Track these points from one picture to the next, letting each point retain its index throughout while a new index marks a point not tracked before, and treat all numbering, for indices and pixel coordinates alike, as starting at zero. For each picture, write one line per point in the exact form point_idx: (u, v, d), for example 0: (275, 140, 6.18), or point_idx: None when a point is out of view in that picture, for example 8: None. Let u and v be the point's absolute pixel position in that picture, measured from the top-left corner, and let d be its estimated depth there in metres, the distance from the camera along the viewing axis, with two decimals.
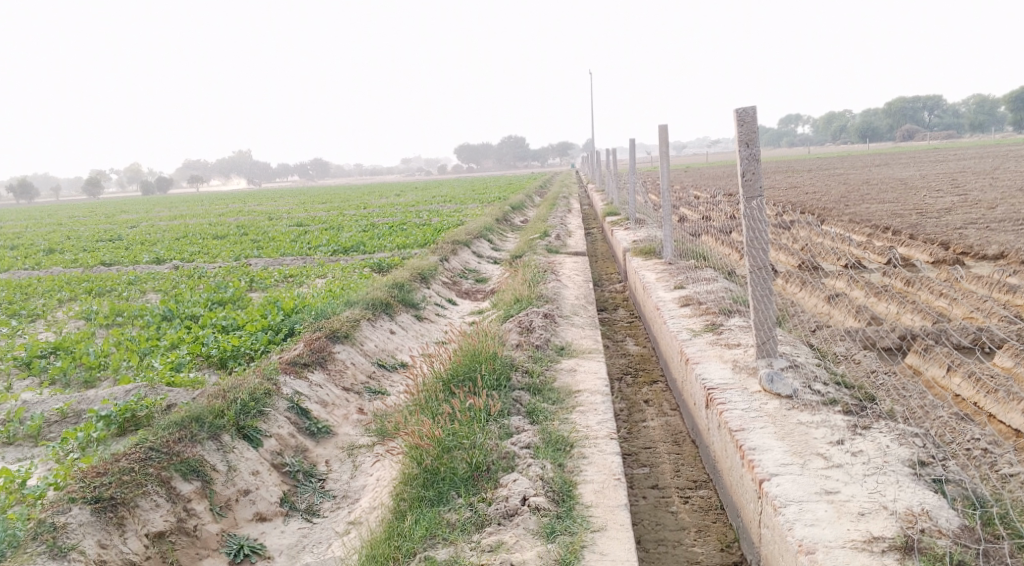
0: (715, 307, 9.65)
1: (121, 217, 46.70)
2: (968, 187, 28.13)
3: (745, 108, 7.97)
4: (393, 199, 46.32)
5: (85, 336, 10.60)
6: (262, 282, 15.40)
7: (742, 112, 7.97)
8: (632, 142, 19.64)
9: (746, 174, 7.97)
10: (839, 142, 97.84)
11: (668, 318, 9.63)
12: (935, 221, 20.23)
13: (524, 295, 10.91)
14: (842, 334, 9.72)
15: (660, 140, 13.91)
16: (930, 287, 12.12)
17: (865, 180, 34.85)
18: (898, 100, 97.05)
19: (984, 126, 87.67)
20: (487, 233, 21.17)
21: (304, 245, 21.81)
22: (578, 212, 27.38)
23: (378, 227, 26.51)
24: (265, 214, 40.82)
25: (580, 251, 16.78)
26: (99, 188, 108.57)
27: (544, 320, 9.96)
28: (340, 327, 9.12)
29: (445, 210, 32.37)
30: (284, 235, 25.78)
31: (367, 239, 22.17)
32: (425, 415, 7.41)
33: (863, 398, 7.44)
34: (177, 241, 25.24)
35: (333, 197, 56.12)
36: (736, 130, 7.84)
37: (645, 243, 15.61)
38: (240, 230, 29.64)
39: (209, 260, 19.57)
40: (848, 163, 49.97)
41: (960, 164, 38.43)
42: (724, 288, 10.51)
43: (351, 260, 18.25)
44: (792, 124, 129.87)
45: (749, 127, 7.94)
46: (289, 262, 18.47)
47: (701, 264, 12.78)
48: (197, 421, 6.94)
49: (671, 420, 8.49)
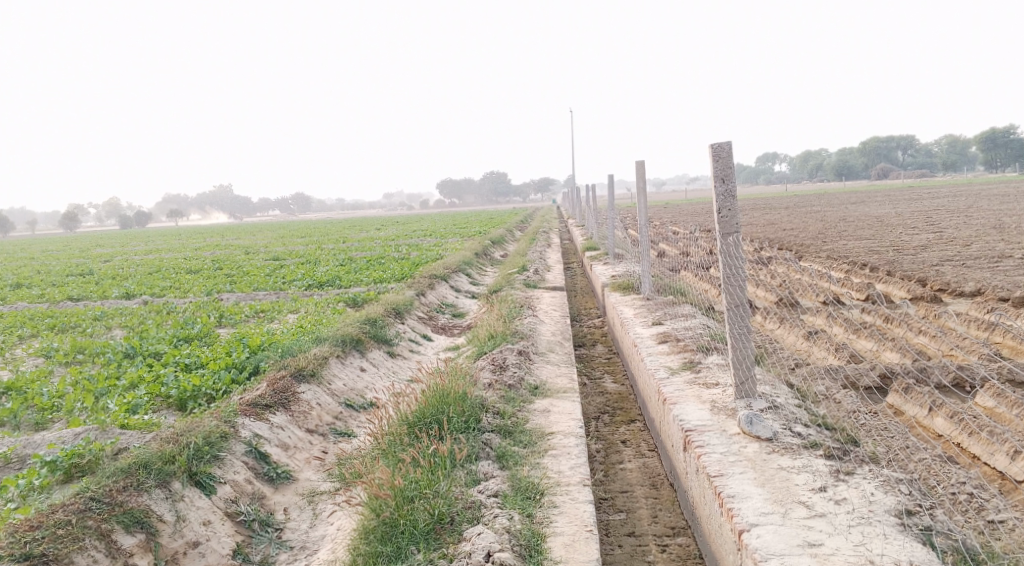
0: (693, 344, 9.40)
1: (96, 251, 46.16)
2: (944, 223, 28.23)
3: (720, 143, 7.79)
4: (371, 233, 46.06)
5: (41, 375, 10.23)
6: (231, 318, 15.05)
7: (717, 147, 7.79)
8: (609, 177, 19.52)
9: (722, 210, 7.79)
10: (816, 180, 98.78)
11: (645, 355, 9.36)
12: (912, 258, 20.19)
13: (498, 332, 10.63)
14: (822, 372, 9.49)
15: (637, 174, 13.76)
16: (910, 323, 11.94)
17: (842, 216, 34.96)
18: (872, 138, 98.22)
19: (957, 165, 88.84)
20: (464, 267, 20.92)
21: (278, 279, 21.48)
22: (557, 246, 27.22)
23: (355, 261, 26.22)
24: (242, 247, 40.46)
25: (557, 286, 16.56)
26: (76, 222, 107.78)
27: (517, 358, 9.68)
28: (306, 366, 8.80)
29: (423, 244, 32.13)
30: (258, 269, 25.43)
31: (342, 274, 21.87)
32: (388, 462, 7.08)
33: (846, 441, 7.18)
34: (149, 276, 24.84)
35: (312, 231, 55.80)
36: (711, 166, 7.65)
37: (623, 278, 15.40)
38: (215, 264, 29.26)
39: (179, 295, 19.20)
40: (824, 200, 50.29)
41: (935, 201, 38.68)
42: (702, 325, 10.28)
43: (325, 295, 17.93)
44: (769, 161, 131.18)
45: (724, 162, 7.75)
46: (262, 297, 18.13)
47: (679, 300, 12.56)
48: (144, 467, 6.61)
49: (648, 462, 8.19)
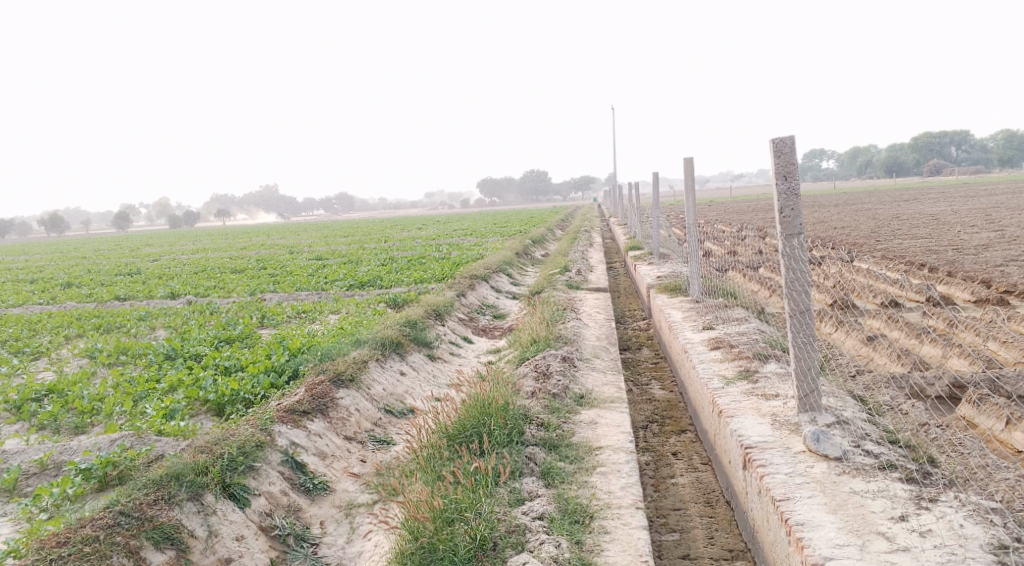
0: (748, 351, 9.00)
1: (144, 250, 46.81)
2: (1003, 222, 27.29)
3: (782, 137, 7.39)
4: (414, 232, 46.07)
5: (82, 376, 10.14)
6: (273, 319, 14.94)
7: (779, 142, 7.39)
8: (655, 175, 19.11)
9: (784, 210, 7.39)
10: (865, 177, 96.89)
11: (697, 361, 8.99)
12: (971, 258, 19.47)
13: (542, 337, 10.32)
14: (885, 381, 9.07)
15: (686, 172, 13.36)
16: (975, 329, 11.41)
17: (894, 215, 34.07)
18: (924, 134, 96.04)
19: (1012, 161, 86.50)
20: (507, 267, 20.64)
21: (320, 279, 21.38)
22: (601, 246, 26.82)
23: (397, 261, 26.08)
24: (286, 247, 40.75)
25: (602, 287, 16.20)
26: (127, 223, 109.75)
27: (563, 364, 9.35)
28: (345, 370, 8.57)
29: (465, 243, 31.90)
30: (302, 269, 25.39)
31: (384, 274, 21.73)
32: (429, 479, 6.82)
33: (921, 461, 6.76)
34: (194, 275, 24.93)
35: (355, 230, 55.97)
36: (773, 162, 7.28)
37: (671, 279, 15.00)
38: (258, 264, 29.34)
39: (223, 295, 19.16)
40: (874, 197, 49.16)
41: (992, 199, 37.49)
42: (757, 330, 9.86)
43: (368, 295, 17.76)
44: (817, 158, 129.08)
45: (786, 158, 7.36)
46: (304, 297, 18.02)
47: (730, 303, 12.15)
48: (176, 479, 6.43)
49: (702, 477, 7.82)
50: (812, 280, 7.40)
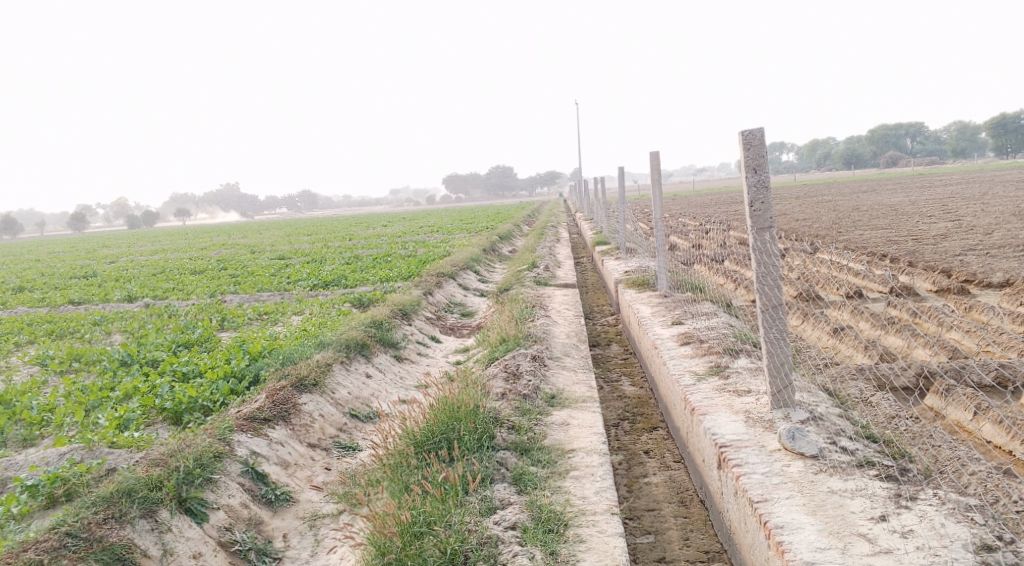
0: (719, 345, 8.89)
1: (102, 253, 45.90)
2: (961, 211, 27.64)
3: (751, 130, 7.26)
4: (378, 229, 45.70)
5: (33, 386, 9.76)
6: (233, 322, 14.59)
7: (748, 135, 7.26)
8: (619, 170, 19.00)
9: (754, 203, 7.29)
10: (824, 169, 98.03)
11: (668, 357, 8.86)
12: (932, 248, 19.62)
13: (510, 335, 10.13)
14: (853, 372, 9.00)
15: (651, 166, 13.24)
16: (940, 319, 11.43)
17: (854, 206, 34.36)
18: (880, 127, 97.34)
19: (967, 152, 87.96)
20: (472, 264, 20.43)
21: (282, 279, 21.02)
22: (566, 241, 26.72)
23: (361, 259, 25.74)
24: (249, 247, 40.22)
25: (569, 282, 16.06)
26: (84, 224, 107.79)
27: (532, 364, 9.17)
28: (308, 374, 8.31)
29: (430, 240, 31.64)
30: (264, 269, 24.97)
31: (348, 273, 21.41)
32: (398, 490, 6.61)
33: (897, 459, 6.70)
34: (152, 278, 24.38)
35: (318, 228, 55.37)
36: (742, 154, 7.15)
37: (638, 274, 14.90)
38: (219, 264, 28.83)
39: (182, 297, 18.72)
40: (835, 189, 49.65)
41: (948, 189, 38.01)
42: (726, 324, 9.76)
43: (331, 295, 17.46)
44: (776, 151, 130.37)
45: (756, 150, 7.24)
46: (266, 298, 17.68)
47: (698, 297, 12.05)
48: (128, 495, 6.16)
49: (675, 476, 7.69)
50: (783, 273, 7.30)
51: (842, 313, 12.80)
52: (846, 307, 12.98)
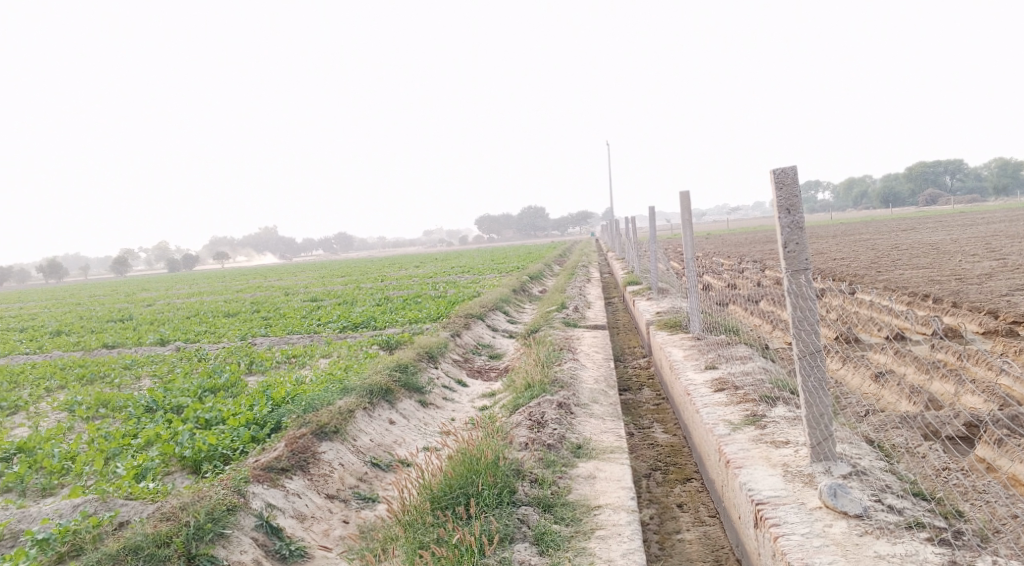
0: (754, 393, 8.55)
1: (140, 295, 46.50)
2: (1005, 250, 26.91)
3: (783, 168, 6.99)
4: (410, 270, 45.77)
5: (56, 432, 9.68)
6: (261, 366, 14.48)
7: (780, 175, 6.99)
8: (651, 209, 18.75)
9: (789, 244, 7.02)
10: (862, 207, 96.89)
11: (701, 404, 8.54)
12: (975, 288, 19.05)
13: (537, 380, 9.86)
14: (898, 420, 8.60)
15: (682, 206, 12.99)
16: (988, 363, 10.97)
17: (893, 244, 33.70)
18: (919, 164, 96.20)
19: (1008, 189, 86.44)
20: (503, 305, 20.23)
21: (313, 321, 20.95)
22: (598, 281, 26.44)
23: (392, 301, 25.65)
24: (283, 288, 40.46)
25: (600, 324, 15.77)
26: (126, 266, 109.53)
27: (559, 411, 8.89)
28: (329, 422, 8.14)
29: (462, 281, 31.52)
30: (295, 311, 24.96)
31: (378, 314, 21.29)
32: (409, 553, 6.41)
33: (948, 521, 6.33)
34: (186, 320, 24.46)
35: (352, 269, 55.59)
36: (773, 194, 6.90)
37: (671, 315, 14.58)
38: (253, 307, 28.91)
39: (213, 340, 18.69)
40: (872, 227, 48.85)
41: (991, 227, 37.16)
42: (762, 370, 9.41)
43: (360, 338, 17.32)
44: (812, 190, 129.26)
45: (789, 190, 6.98)
46: (295, 341, 17.58)
47: (733, 340, 11.70)
48: (134, 552, 6.12)
49: (710, 531, 7.35)
50: (820, 318, 7.00)
51: (884, 357, 12.38)
52: (887, 351, 12.57)
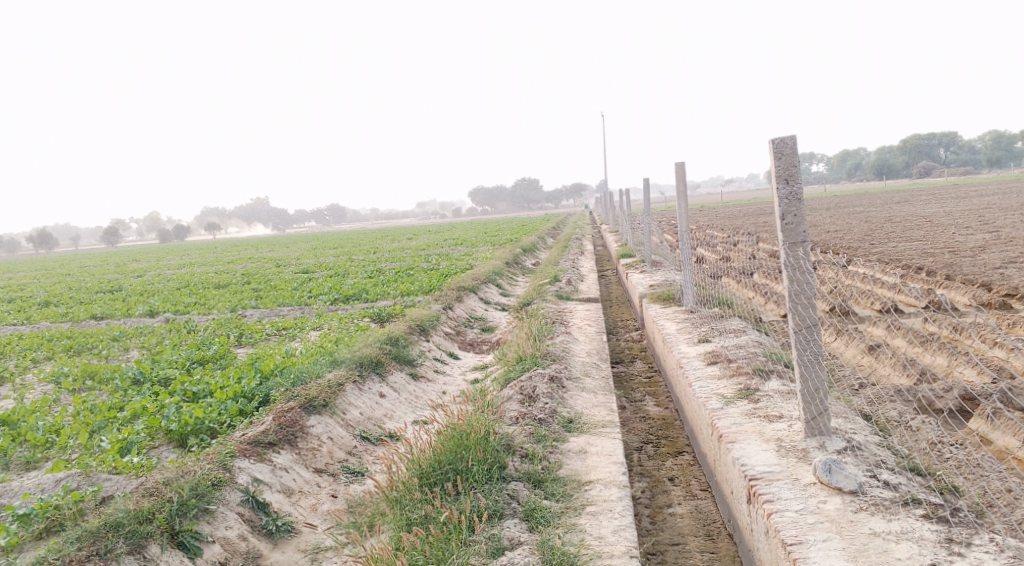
0: (747, 366, 8.47)
1: (131, 266, 46.31)
2: (999, 223, 26.83)
3: (782, 138, 6.83)
4: (404, 242, 45.57)
5: (42, 404, 9.56)
6: (251, 338, 14.36)
7: (779, 144, 6.85)
8: (644, 181, 18.59)
9: (787, 215, 6.90)
10: (856, 180, 96.72)
11: (693, 377, 8.48)
12: (969, 261, 18.97)
13: (528, 353, 9.77)
14: (892, 394, 8.54)
15: (676, 177, 12.85)
16: (982, 336, 10.91)
17: (887, 217, 33.56)
18: (913, 137, 95.97)
19: (1002, 162, 86.33)
20: (496, 277, 20.11)
21: (304, 294, 20.80)
22: (592, 254, 26.32)
23: (385, 273, 25.51)
24: (275, 260, 40.25)
25: (593, 297, 15.67)
26: (118, 237, 108.98)
27: (550, 385, 8.80)
28: (318, 395, 8.05)
29: (455, 253, 31.37)
30: (287, 283, 24.81)
31: (370, 287, 21.15)
32: (401, 530, 6.32)
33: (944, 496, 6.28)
34: (177, 292, 24.30)
35: (345, 242, 55.39)
36: (771, 164, 6.75)
37: (663, 288, 14.48)
38: (245, 279, 28.73)
39: (203, 312, 18.55)
40: (866, 200, 48.68)
41: (985, 200, 37.08)
42: (755, 343, 9.32)
43: (351, 310, 17.20)
44: (806, 163, 128.94)
45: (787, 160, 6.83)
46: (286, 313, 17.46)
47: (726, 313, 11.61)
48: (115, 529, 6.00)
49: (702, 506, 7.29)
50: (818, 291, 6.91)
51: (878, 330, 12.29)
52: (881, 325, 12.50)
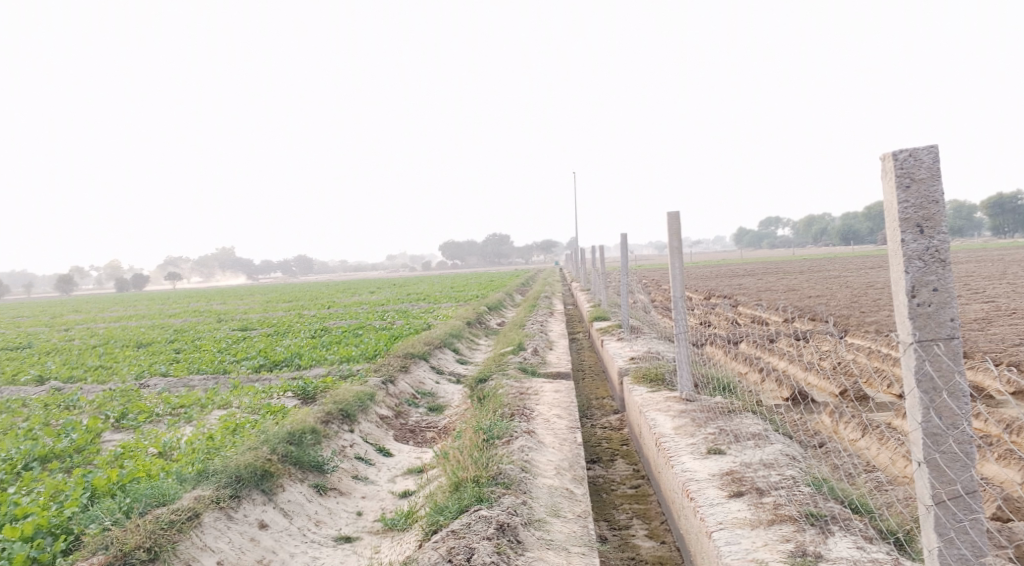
0: (786, 505, 5.88)
1: (65, 316, 42.99)
2: (994, 291, 24.81)
3: (913, 157, 5.10)
4: (359, 296, 42.60)
5: None
6: (136, 418, 11.51)
7: (909, 165, 5.07)
8: (622, 235, 16.07)
9: (924, 265, 5.12)
10: (825, 244, 95.73)
11: (711, 520, 5.84)
12: (983, 332, 16.66)
13: (479, 462, 7.10)
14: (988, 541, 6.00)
15: (670, 230, 10.40)
16: None
17: (869, 282, 31.39)
18: (879, 202, 95.44)
19: (969, 229, 85.80)
20: (451, 340, 17.36)
21: (227, 357, 17.92)
22: (560, 315, 23.76)
23: (328, 332, 22.69)
24: (216, 314, 36.97)
25: (562, 371, 13.09)
26: (68, 284, 104.65)
27: (505, 522, 6.13)
28: None
29: (410, 310, 28.60)
30: (215, 342, 21.88)
31: (305, 350, 18.36)
32: None
33: None
34: (87, 351, 21.26)
35: (299, 295, 52.28)
36: (889, 192, 5.10)
37: (648, 363, 11.94)
38: (173, 335, 25.70)
39: (99, 379, 15.61)
40: (839, 264, 46.61)
41: (966, 266, 35.29)
42: (789, 462, 6.75)
43: (274, 380, 14.41)
44: (773, 227, 128.34)
45: (921, 185, 5.10)
46: (196, 383, 14.59)
47: (735, 405, 9.05)
48: None
49: None
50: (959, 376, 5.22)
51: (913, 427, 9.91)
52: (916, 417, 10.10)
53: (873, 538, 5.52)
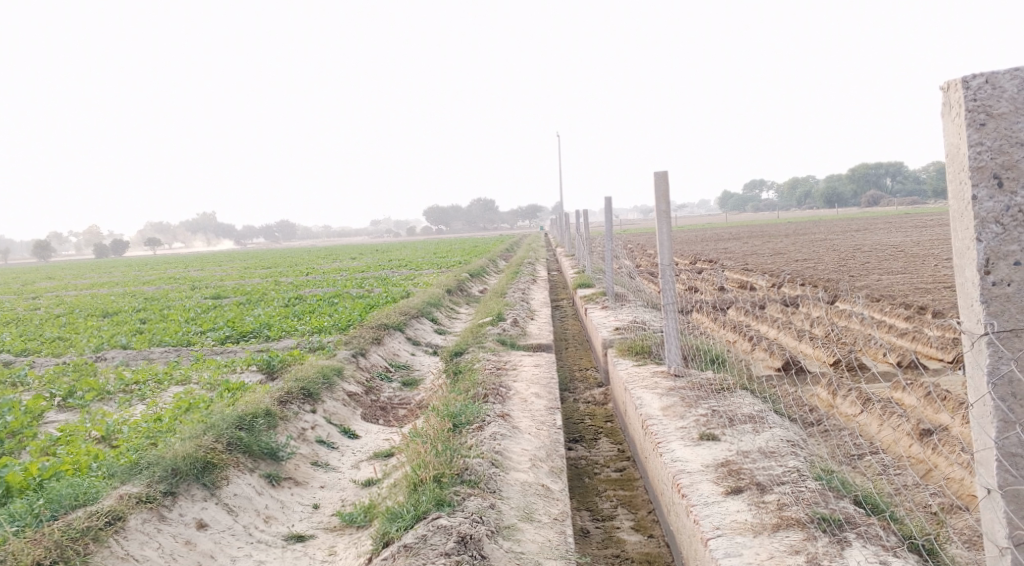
0: (793, 508, 5.19)
1: (39, 285, 41.57)
2: None
3: (994, 85, 4.15)
4: (341, 263, 41.57)
5: None
6: (83, 398, 10.66)
7: (988, 97, 4.15)
8: (606, 199, 15.25)
9: (1002, 241, 4.18)
10: (809, 207, 94.89)
11: (707, 525, 5.16)
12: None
13: (441, 455, 6.35)
14: None
15: (659, 191, 9.61)
16: None
17: (854, 246, 30.59)
18: (860, 166, 94.43)
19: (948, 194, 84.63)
20: (430, 309, 16.50)
21: (193, 329, 16.98)
22: (543, 281, 22.95)
23: (302, 301, 21.74)
24: (192, 281, 35.93)
25: (543, 342, 12.33)
26: (46, 249, 102.62)
27: (468, 535, 5.42)
28: None
29: (391, 277, 27.66)
30: (184, 312, 20.87)
31: (275, 320, 17.47)
32: None
33: None
34: (49, 322, 20.23)
35: (278, 261, 50.97)
36: (963, 133, 4.17)
37: (634, 333, 11.22)
38: (142, 304, 24.61)
39: (53, 353, 14.69)
40: (822, 227, 45.66)
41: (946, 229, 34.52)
42: (792, 450, 6.04)
43: (237, 353, 13.56)
44: (756, 190, 127.46)
45: (1001, 132, 4.15)
46: (155, 358, 13.69)
47: (727, 382, 8.32)
48: None
49: None
50: None
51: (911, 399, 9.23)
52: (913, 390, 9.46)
53: (895, 546, 4.83)
